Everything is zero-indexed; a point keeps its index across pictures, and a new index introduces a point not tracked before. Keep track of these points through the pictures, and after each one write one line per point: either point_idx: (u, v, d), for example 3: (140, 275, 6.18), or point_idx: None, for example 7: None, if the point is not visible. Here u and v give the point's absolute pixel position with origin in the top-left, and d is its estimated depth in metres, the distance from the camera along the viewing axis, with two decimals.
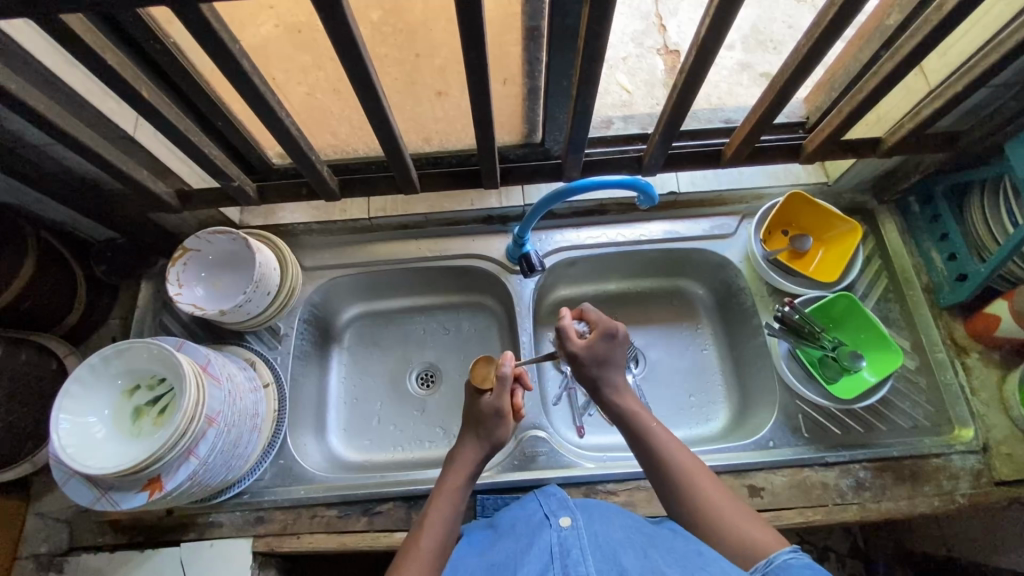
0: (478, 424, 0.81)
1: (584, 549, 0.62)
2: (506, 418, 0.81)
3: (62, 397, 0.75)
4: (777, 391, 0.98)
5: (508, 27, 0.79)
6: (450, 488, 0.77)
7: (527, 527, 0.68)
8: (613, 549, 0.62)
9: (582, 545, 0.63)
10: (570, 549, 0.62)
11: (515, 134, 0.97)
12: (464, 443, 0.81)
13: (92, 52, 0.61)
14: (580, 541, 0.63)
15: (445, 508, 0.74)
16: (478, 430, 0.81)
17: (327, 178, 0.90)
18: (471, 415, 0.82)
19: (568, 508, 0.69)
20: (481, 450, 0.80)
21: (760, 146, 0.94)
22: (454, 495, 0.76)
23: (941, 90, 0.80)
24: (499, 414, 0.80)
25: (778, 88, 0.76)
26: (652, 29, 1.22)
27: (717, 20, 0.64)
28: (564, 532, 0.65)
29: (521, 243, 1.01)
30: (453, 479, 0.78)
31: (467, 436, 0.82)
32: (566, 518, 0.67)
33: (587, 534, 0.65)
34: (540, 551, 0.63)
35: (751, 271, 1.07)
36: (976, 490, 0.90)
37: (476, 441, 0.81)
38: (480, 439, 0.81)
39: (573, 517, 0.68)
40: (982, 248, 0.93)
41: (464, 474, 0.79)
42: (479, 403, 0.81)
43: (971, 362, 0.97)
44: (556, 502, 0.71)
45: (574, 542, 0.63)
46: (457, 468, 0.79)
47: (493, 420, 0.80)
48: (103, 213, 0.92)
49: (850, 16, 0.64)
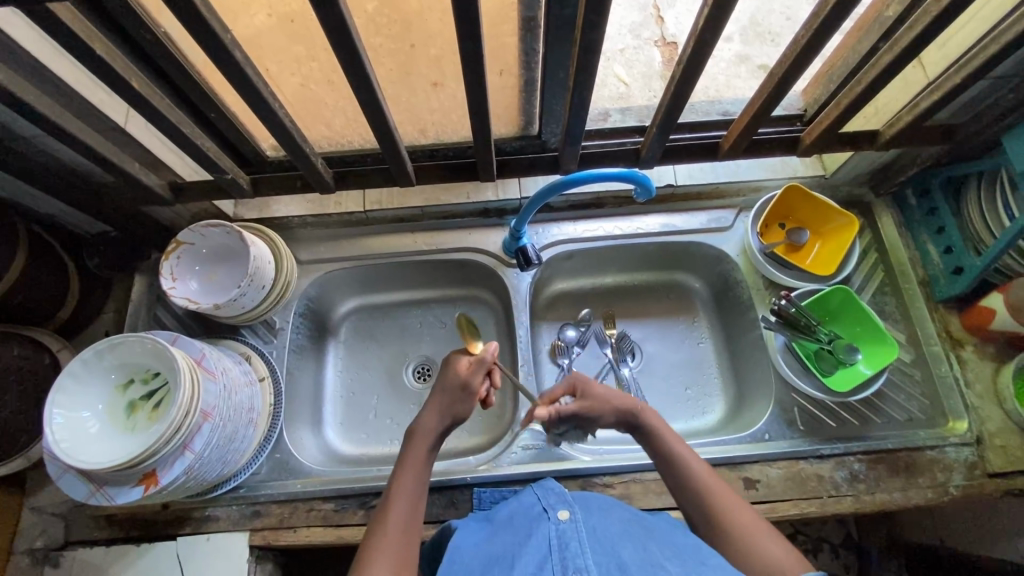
0: (440, 396, 0.77)
1: (582, 542, 0.60)
2: (473, 394, 0.78)
3: (55, 392, 0.75)
4: (773, 384, 0.99)
5: (504, 17, 0.78)
6: (416, 461, 0.73)
7: (525, 521, 0.67)
8: (612, 544, 0.61)
9: (580, 539, 0.61)
10: (569, 542, 0.61)
11: (511, 127, 0.97)
12: (424, 414, 0.76)
13: (81, 42, 0.60)
14: (579, 535, 0.62)
15: (410, 481, 0.70)
16: (440, 400, 0.77)
17: (322, 171, 0.89)
18: (439, 387, 0.78)
19: (565, 502, 0.68)
20: (443, 420, 0.76)
21: (757, 139, 0.94)
22: (419, 468, 0.72)
23: (939, 82, 0.79)
24: (466, 389, 0.77)
25: (776, 79, 0.75)
26: (650, 20, 1.21)
27: (716, 11, 0.63)
28: (562, 525, 0.63)
29: (518, 236, 1.01)
30: (417, 450, 0.73)
31: (428, 408, 0.77)
32: (564, 512, 0.66)
33: (585, 527, 0.63)
34: (537, 544, 0.61)
35: (748, 264, 1.07)
36: (969, 481, 0.91)
37: (437, 412, 0.76)
38: (440, 411, 0.76)
39: (571, 511, 0.66)
40: (978, 241, 0.93)
41: (427, 446, 0.74)
42: (450, 372, 0.79)
43: (966, 355, 0.98)
44: (554, 496, 0.70)
45: (572, 536, 0.62)
46: (419, 439, 0.74)
47: (458, 393, 0.77)
48: (95, 206, 0.91)
49: (850, 6, 0.63)
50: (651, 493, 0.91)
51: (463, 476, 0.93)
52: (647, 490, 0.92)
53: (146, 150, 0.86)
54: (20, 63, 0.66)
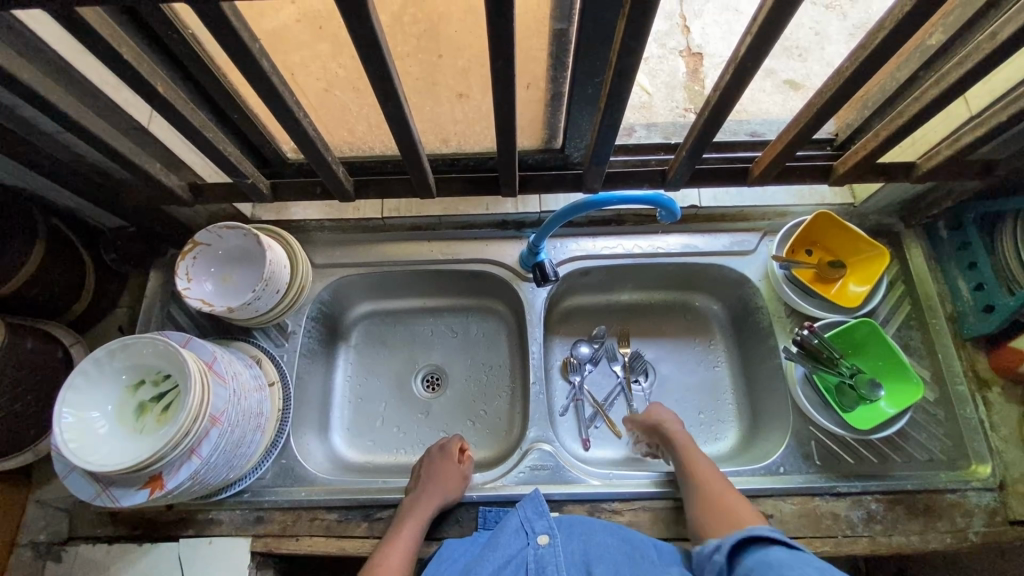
0: (440, 479, 0.89)
1: (558, 568, 0.77)
2: (466, 479, 0.92)
3: (66, 391, 0.74)
4: (790, 415, 0.96)
5: (534, 32, 0.76)
6: (416, 522, 0.85)
7: (506, 534, 0.81)
8: (586, 564, 0.77)
9: (557, 564, 0.77)
10: (545, 567, 0.77)
11: (534, 139, 0.95)
12: (428, 487, 0.88)
13: (107, 44, 0.59)
14: (555, 560, 0.77)
15: (407, 540, 0.83)
16: (440, 483, 0.88)
17: (343, 179, 0.88)
18: (427, 471, 0.91)
19: (544, 522, 0.81)
20: (442, 502, 0.87)
21: (789, 165, 0.91)
22: (416, 528, 0.84)
23: (982, 118, 0.77)
24: (462, 473, 0.92)
25: (813, 109, 0.73)
26: (676, 30, 1.19)
27: (759, 39, 0.61)
28: (540, 550, 0.78)
29: (536, 251, 0.99)
30: (420, 512, 0.85)
31: (432, 484, 0.88)
32: (544, 535, 0.80)
33: (563, 551, 0.78)
34: (517, 565, 0.78)
35: (769, 290, 1.04)
36: (989, 528, 0.88)
37: (440, 489, 0.88)
38: (441, 494, 0.88)
39: (550, 534, 0.80)
40: (1012, 281, 0.90)
41: (419, 525, 0.85)
42: (439, 458, 0.93)
43: (992, 397, 0.95)
44: (532, 510, 0.84)
45: (549, 560, 0.77)
46: (413, 518, 0.85)
47: (456, 476, 0.91)
48: (114, 202, 0.91)
49: (901, 40, 0.60)
50: (659, 522, 0.89)
51: (468, 494, 0.91)
52: (656, 519, 0.90)
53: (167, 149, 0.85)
54: (47, 61, 0.65)
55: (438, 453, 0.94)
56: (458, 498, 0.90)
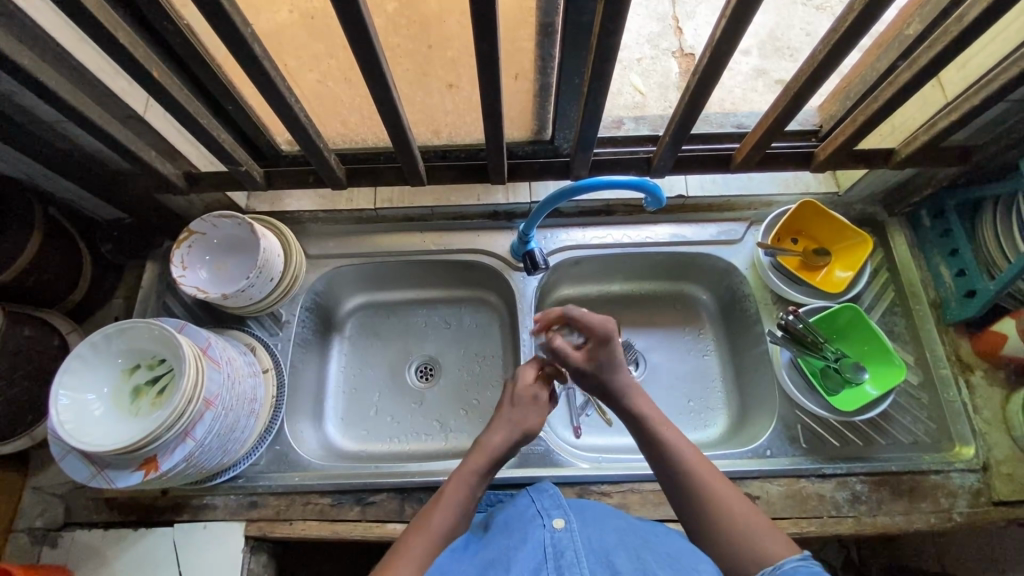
0: (511, 413, 0.83)
1: (578, 553, 0.64)
2: (541, 408, 0.85)
3: (63, 373, 0.76)
4: (777, 400, 0.98)
5: (521, 22, 0.78)
6: (469, 470, 0.77)
7: (519, 524, 0.70)
8: (607, 552, 0.66)
9: (575, 548, 0.65)
10: (564, 551, 0.65)
11: (524, 131, 0.97)
12: (490, 430, 0.82)
13: (104, 28, 0.61)
14: (574, 544, 0.66)
15: (461, 490, 0.75)
16: (511, 416, 0.83)
17: (335, 167, 0.90)
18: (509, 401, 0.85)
19: (560, 508, 0.72)
20: (511, 436, 0.81)
21: (771, 153, 0.93)
22: (472, 477, 0.76)
23: (957, 103, 0.79)
24: (537, 401, 0.85)
25: (792, 94, 0.75)
26: (668, 31, 1.22)
27: (733, 23, 0.64)
28: (557, 534, 0.67)
29: (526, 240, 1.01)
30: (475, 460, 0.78)
31: (494, 425, 0.82)
32: (559, 519, 0.70)
33: (580, 536, 0.68)
34: (533, 550, 0.65)
35: (756, 278, 1.06)
36: (974, 509, 0.89)
37: (502, 429, 0.81)
38: (509, 427, 0.81)
39: (566, 519, 0.70)
40: (993, 266, 0.92)
41: (484, 460, 0.78)
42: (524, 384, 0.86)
43: (974, 380, 0.97)
44: (550, 502, 0.73)
45: (567, 545, 0.66)
46: (480, 450, 0.79)
47: (529, 408, 0.84)
48: (112, 192, 0.93)
49: (870, 23, 0.63)
50: (648, 504, 0.91)
51: None
52: (645, 501, 0.91)
53: (163, 139, 0.87)
54: (45, 48, 0.67)
55: (513, 381, 0.87)
56: (537, 430, 0.84)
